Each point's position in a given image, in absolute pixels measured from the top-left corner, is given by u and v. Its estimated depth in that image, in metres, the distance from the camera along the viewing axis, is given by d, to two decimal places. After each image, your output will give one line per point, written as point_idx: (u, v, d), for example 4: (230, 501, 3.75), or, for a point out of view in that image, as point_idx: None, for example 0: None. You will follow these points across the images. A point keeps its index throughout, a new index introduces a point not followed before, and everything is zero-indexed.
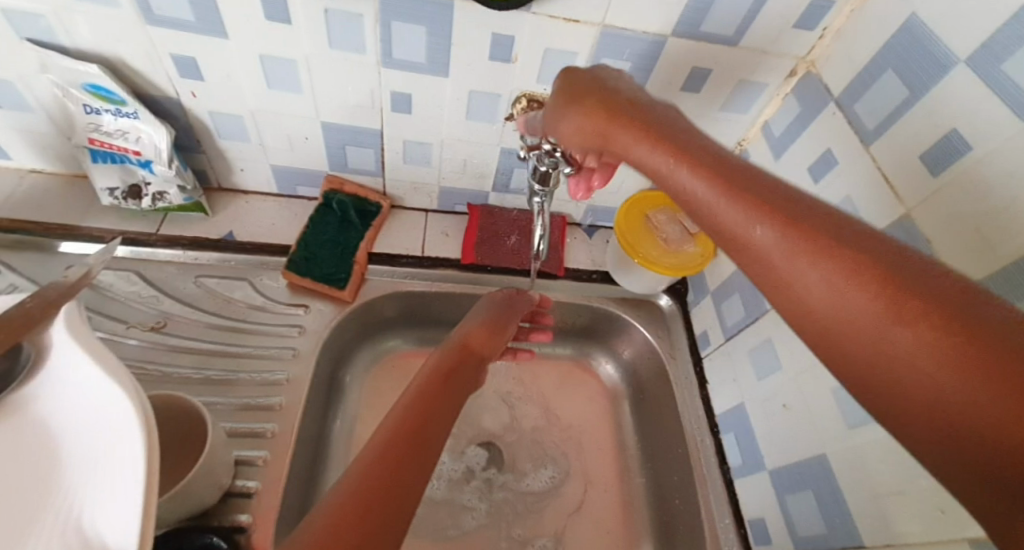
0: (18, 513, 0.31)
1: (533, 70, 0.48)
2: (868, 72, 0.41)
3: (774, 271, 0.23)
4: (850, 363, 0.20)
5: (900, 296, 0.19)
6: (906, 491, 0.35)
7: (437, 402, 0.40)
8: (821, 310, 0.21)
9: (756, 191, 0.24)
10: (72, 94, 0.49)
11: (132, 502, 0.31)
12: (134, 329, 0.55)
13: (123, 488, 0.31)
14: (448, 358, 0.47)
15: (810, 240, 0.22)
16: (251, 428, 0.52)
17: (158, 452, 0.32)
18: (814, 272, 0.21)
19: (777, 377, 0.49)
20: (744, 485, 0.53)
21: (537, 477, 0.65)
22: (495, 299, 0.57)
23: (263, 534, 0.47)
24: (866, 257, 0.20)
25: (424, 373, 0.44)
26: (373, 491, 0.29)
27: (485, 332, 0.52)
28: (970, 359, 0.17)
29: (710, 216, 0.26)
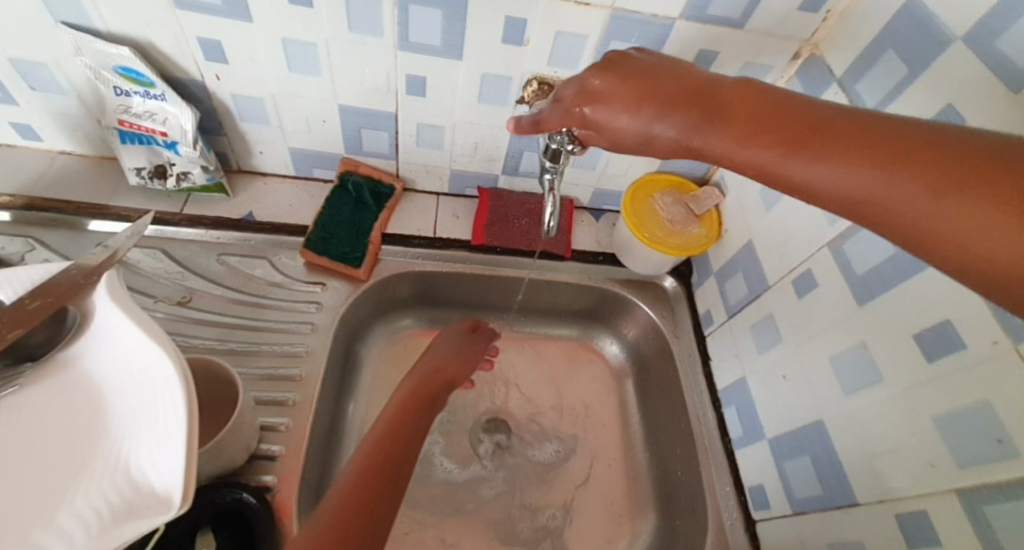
0: (77, 456, 0.35)
1: (545, 52, 0.50)
2: (869, 53, 0.42)
3: (843, 195, 0.24)
4: (946, 254, 0.21)
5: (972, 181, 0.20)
6: (899, 449, 0.37)
7: (407, 424, 0.44)
8: (870, 209, 0.23)
9: (797, 128, 0.25)
10: (104, 76, 0.51)
11: (175, 449, 0.33)
12: (161, 303, 0.58)
13: (167, 437, 0.34)
14: (423, 383, 0.50)
15: (872, 157, 0.23)
16: (274, 397, 0.55)
17: (197, 405, 0.34)
18: (884, 183, 0.22)
19: (777, 350, 0.51)
20: (745, 454, 0.55)
21: (543, 449, 0.67)
22: (458, 329, 0.59)
23: (287, 493, 0.50)
24: (890, 148, 0.23)
25: (402, 395, 0.48)
26: (348, 518, 0.34)
27: (453, 357, 0.55)
28: None
29: (759, 164, 0.27)
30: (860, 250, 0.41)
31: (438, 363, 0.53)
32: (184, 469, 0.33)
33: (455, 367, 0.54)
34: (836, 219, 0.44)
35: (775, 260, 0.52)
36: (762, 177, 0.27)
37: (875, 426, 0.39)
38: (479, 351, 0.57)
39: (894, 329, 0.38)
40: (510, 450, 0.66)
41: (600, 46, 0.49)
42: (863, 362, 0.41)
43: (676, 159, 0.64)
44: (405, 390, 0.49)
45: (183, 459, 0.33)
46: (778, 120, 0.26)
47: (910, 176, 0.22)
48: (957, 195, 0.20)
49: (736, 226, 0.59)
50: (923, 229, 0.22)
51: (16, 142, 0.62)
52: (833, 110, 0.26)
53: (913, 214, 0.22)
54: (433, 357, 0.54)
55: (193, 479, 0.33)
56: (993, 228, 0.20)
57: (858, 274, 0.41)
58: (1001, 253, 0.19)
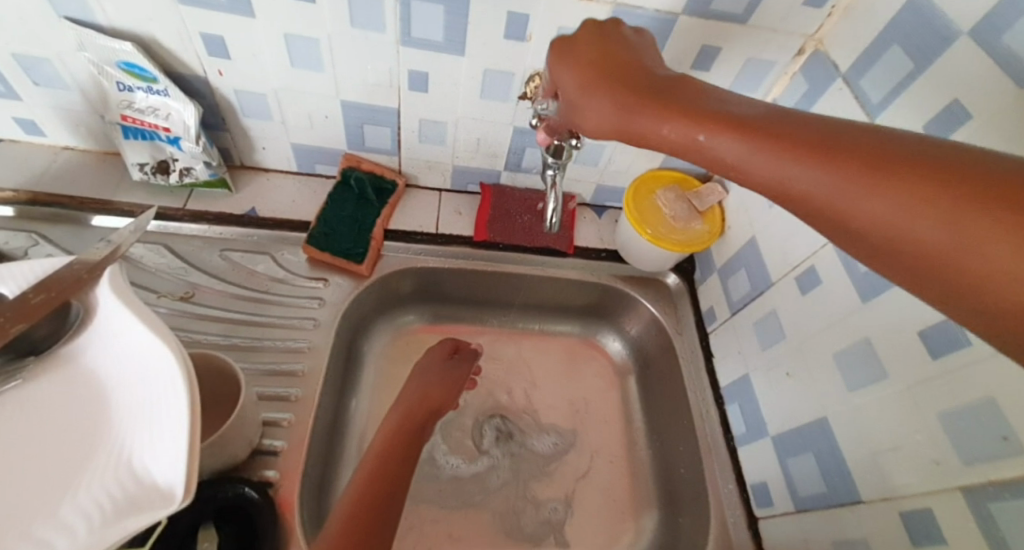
0: (81, 448, 0.35)
1: (547, 47, 0.50)
2: (873, 47, 0.42)
3: (775, 182, 0.25)
4: (865, 240, 0.22)
5: (890, 169, 0.21)
6: (902, 446, 0.37)
7: (395, 451, 0.46)
8: (799, 198, 0.24)
9: (735, 120, 0.27)
10: (108, 72, 0.51)
11: (176, 445, 0.33)
12: (164, 298, 0.58)
13: (169, 433, 0.34)
14: (413, 405, 0.53)
15: (800, 146, 0.24)
16: (277, 392, 0.55)
17: (198, 403, 0.34)
18: (810, 172, 0.23)
19: (780, 347, 0.51)
20: (747, 451, 0.55)
21: (542, 441, 0.67)
22: (438, 355, 0.60)
23: (291, 488, 0.50)
24: (817, 140, 0.24)
25: (396, 415, 0.51)
26: (358, 519, 0.38)
27: (437, 382, 0.56)
28: (963, 199, 0.18)
29: (700, 153, 0.28)
30: None
31: (426, 391, 0.55)
32: (187, 464, 0.33)
33: (440, 393, 0.55)
34: None
35: (778, 257, 0.52)
36: (704, 163, 0.28)
37: (879, 423, 0.39)
38: (460, 377, 0.59)
39: (899, 325, 0.38)
40: (512, 450, 0.66)
41: None
42: (866, 359, 0.41)
43: None
44: (394, 419, 0.50)
45: (185, 454, 0.33)
46: (718, 112, 0.27)
47: (833, 164, 0.22)
48: (878, 180, 0.21)
49: (739, 222, 0.59)
50: (845, 216, 0.22)
51: (20, 137, 0.62)
52: (789, 110, 0.26)
53: (835, 200, 0.22)
54: (419, 384, 0.55)
55: (195, 474, 0.33)
56: (909, 212, 0.20)
57: (861, 270, 0.41)
58: (917, 234, 0.20)
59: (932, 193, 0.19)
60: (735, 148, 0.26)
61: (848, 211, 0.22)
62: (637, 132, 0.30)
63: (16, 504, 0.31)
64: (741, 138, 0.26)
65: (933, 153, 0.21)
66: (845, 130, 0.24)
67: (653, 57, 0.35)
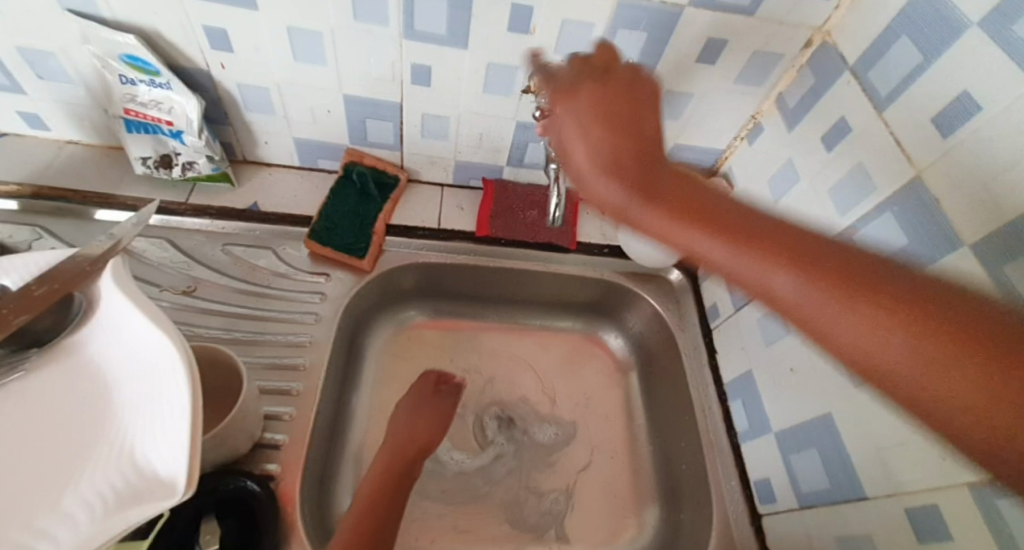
0: (84, 437, 0.35)
1: (551, 41, 0.49)
2: (881, 40, 0.41)
3: (771, 294, 0.29)
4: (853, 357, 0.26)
5: (873, 299, 0.25)
6: (908, 442, 0.37)
7: (377, 508, 0.46)
8: (802, 316, 0.28)
9: (731, 233, 0.32)
10: (111, 65, 0.51)
11: (178, 437, 0.33)
12: (167, 292, 0.58)
13: (171, 426, 0.34)
14: (396, 459, 0.51)
15: (794, 266, 0.29)
16: (279, 386, 0.55)
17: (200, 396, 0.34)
18: (792, 287, 0.28)
19: (784, 342, 0.51)
20: (751, 448, 0.55)
21: (543, 431, 0.67)
22: (420, 391, 0.58)
23: (291, 480, 0.50)
24: (805, 260, 0.29)
25: (378, 468, 0.50)
26: None
27: (421, 422, 0.55)
28: (949, 341, 0.23)
29: (703, 256, 0.33)
30: (870, 240, 0.41)
31: (411, 434, 0.53)
32: (188, 455, 0.33)
33: (425, 432, 0.54)
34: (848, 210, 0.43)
35: None
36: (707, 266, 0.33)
37: (884, 418, 0.39)
38: (446, 412, 0.57)
39: None
40: (514, 439, 0.66)
41: (607, 35, 0.48)
42: None
43: (683, 150, 0.63)
44: (378, 467, 0.50)
45: (186, 446, 0.33)
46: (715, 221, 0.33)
47: (822, 286, 0.27)
48: (858, 308, 0.26)
49: None
50: (838, 337, 0.27)
51: (24, 131, 0.62)
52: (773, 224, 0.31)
53: (823, 318, 0.27)
54: (404, 427, 0.54)
55: (196, 465, 0.33)
56: (893, 340, 0.24)
57: None
58: (885, 357, 0.25)
59: (913, 327, 0.24)
60: (722, 252, 0.32)
61: (839, 335, 0.27)
62: (635, 212, 0.35)
63: (16, 491, 0.31)
64: (728, 246, 0.31)
65: (904, 286, 0.25)
66: (826, 251, 0.29)
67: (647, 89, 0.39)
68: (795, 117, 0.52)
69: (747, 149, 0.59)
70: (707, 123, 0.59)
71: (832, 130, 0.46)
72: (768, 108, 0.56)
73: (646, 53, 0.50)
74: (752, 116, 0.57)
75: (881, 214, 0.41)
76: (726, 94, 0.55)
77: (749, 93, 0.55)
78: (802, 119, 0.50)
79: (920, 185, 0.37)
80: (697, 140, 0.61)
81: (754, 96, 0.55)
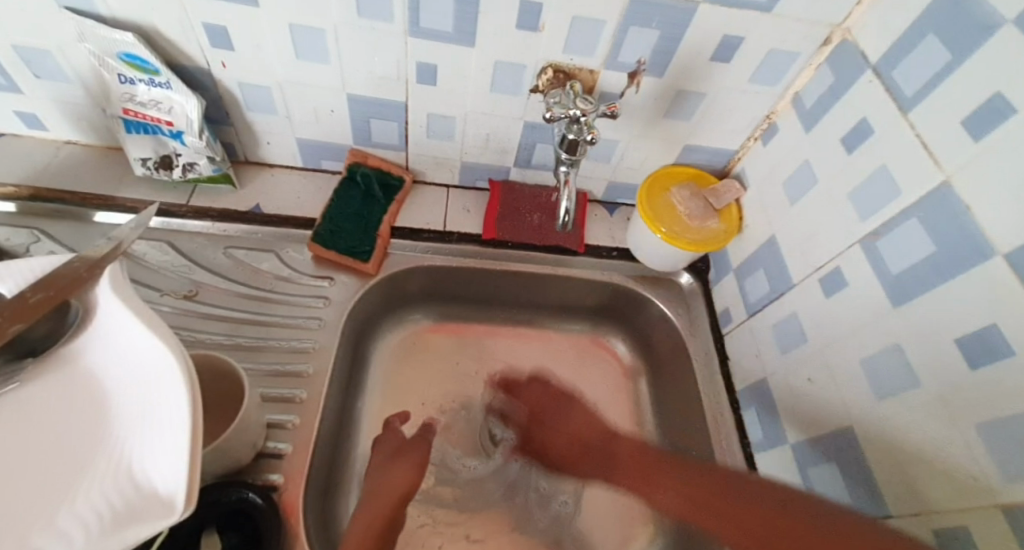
0: (81, 452, 0.34)
1: (561, 39, 0.48)
2: (908, 37, 0.39)
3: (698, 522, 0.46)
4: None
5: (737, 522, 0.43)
6: (934, 458, 0.36)
7: None
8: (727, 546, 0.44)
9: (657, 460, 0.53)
10: (109, 64, 0.50)
11: (178, 449, 0.32)
12: (167, 296, 0.57)
13: (170, 438, 0.32)
14: (381, 506, 0.47)
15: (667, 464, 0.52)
16: (282, 393, 0.54)
17: (200, 406, 0.33)
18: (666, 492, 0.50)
19: (801, 351, 0.49)
20: (765, 458, 0.54)
21: None
22: (390, 439, 0.54)
23: (295, 491, 0.49)
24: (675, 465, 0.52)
25: (365, 514, 0.46)
26: None
27: (398, 466, 0.51)
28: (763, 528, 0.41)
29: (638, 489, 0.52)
30: (896, 247, 0.39)
31: (390, 482, 0.50)
32: (188, 470, 0.31)
33: (403, 477, 0.50)
34: (869, 217, 0.42)
35: (799, 259, 0.50)
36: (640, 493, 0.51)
37: (907, 433, 0.38)
38: (421, 454, 0.54)
39: (933, 330, 0.36)
40: None
41: (618, 33, 0.47)
42: (897, 366, 0.39)
43: (694, 151, 0.62)
44: (367, 516, 0.46)
45: (185, 460, 0.31)
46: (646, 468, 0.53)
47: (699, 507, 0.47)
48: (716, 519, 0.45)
49: (759, 222, 0.57)
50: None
51: (22, 132, 0.61)
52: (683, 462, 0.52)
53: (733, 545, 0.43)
54: (381, 477, 0.51)
55: (196, 481, 0.32)
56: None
57: (893, 272, 0.39)
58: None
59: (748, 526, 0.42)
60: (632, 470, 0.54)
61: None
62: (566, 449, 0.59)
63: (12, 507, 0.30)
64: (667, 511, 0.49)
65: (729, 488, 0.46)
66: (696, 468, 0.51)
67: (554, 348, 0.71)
68: (812, 118, 0.50)
69: (761, 149, 0.58)
70: (719, 124, 0.57)
71: (852, 131, 0.45)
72: (784, 107, 0.54)
73: (658, 52, 0.49)
74: (766, 116, 0.56)
75: (906, 220, 0.39)
76: (740, 93, 0.53)
77: (764, 92, 0.53)
78: (820, 120, 0.49)
79: (948, 191, 0.35)
80: (709, 141, 0.60)
81: (769, 96, 0.53)
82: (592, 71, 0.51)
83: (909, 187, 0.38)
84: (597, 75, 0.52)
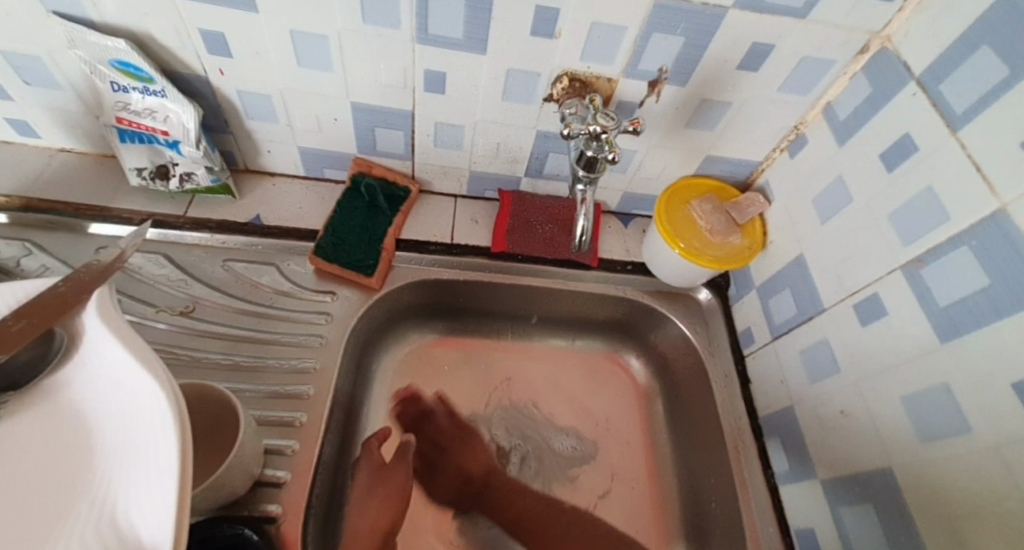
0: (60, 500, 0.30)
1: (578, 46, 0.45)
2: (956, 48, 0.36)
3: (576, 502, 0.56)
4: None
5: None
6: (984, 512, 0.33)
7: None
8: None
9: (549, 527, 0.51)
10: (100, 71, 0.47)
11: (165, 486, 0.28)
12: (163, 313, 0.54)
13: (156, 473, 0.28)
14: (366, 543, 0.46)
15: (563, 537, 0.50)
16: (281, 417, 0.52)
17: (189, 435, 0.29)
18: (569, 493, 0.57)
19: (834, 380, 0.47)
20: (792, 489, 0.51)
21: (560, 442, 0.65)
22: (369, 467, 0.52)
23: (294, 523, 0.46)
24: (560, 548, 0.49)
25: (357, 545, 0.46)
26: None
27: (375, 502, 0.49)
28: None
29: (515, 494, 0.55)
30: (942, 277, 0.37)
31: (369, 518, 0.48)
32: (176, 508, 0.27)
33: (383, 514, 0.48)
34: (913, 241, 0.39)
35: (833, 281, 0.47)
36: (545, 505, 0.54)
37: (956, 479, 0.35)
38: (399, 483, 0.51)
39: (988, 370, 0.33)
40: (529, 449, 0.64)
41: (640, 40, 0.44)
42: (946, 406, 0.36)
43: (715, 162, 0.58)
44: None
45: (172, 498, 0.27)
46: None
47: None
48: None
49: (785, 239, 0.54)
50: None
51: (14, 139, 0.59)
52: None
53: None
54: (360, 516, 0.48)
55: (186, 520, 0.28)
56: None
57: (940, 305, 0.37)
58: None
59: None
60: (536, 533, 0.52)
61: None
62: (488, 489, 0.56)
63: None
64: None
65: None
66: None
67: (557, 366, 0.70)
68: (846, 131, 0.47)
69: (789, 161, 0.55)
70: (742, 134, 0.54)
71: (893, 147, 0.42)
72: (814, 117, 0.51)
73: (681, 59, 0.46)
74: (794, 126, 0.53)
75: (956, 248, 0.36)
76: (767, 103, 0.50)
77: (793, 102, 0.50)
78: (855, 133, 0.46)
79: (1004, 219, 0.32)
80: (730, 151, 0.56)
81: (798, 106, 0.50)
82: (610, 80, 0.48)
83: (960, 211, 0.35)
84: (615, 84, 0.49)
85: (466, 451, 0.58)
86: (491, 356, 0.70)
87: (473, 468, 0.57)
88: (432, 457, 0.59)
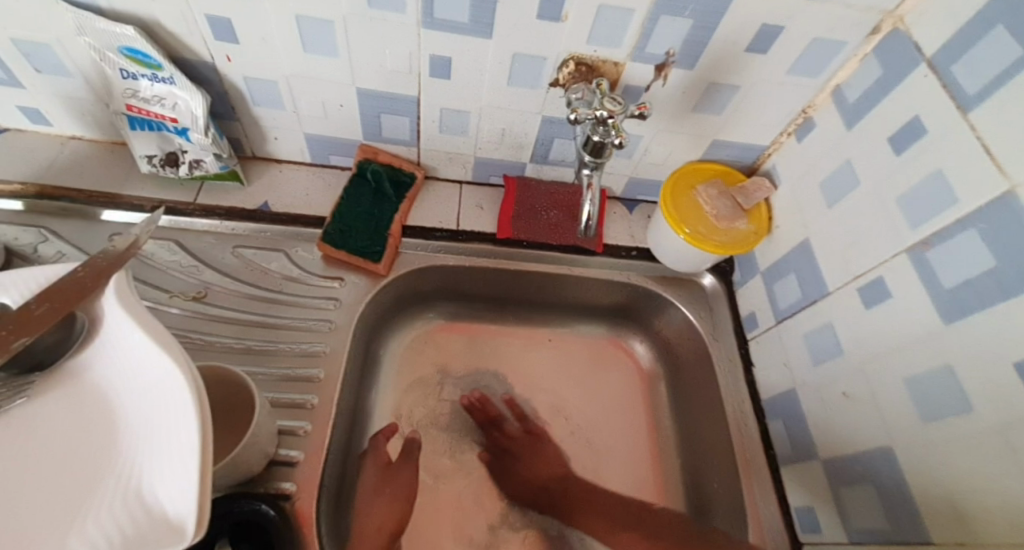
0: (90, 476, 0.31)
1: (585, 29, 0.44)
2: (971, 27, 0.35)
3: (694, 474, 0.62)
4: None
5: None
6: (984, 490, 0.34)
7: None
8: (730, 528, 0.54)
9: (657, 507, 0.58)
10: (109, 58, 0.47)
11: (186, 464, 0.28)
12: (176, 298, 0.55)
13: (178, 451, 0.29)
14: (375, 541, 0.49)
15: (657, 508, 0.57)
16: (293, 399, 0.53)
17: (209, 414, 0.29)
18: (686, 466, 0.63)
19: (837, 362, 0.47)
20: (793, 470, 0.52)
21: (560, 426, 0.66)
22: (375, 465, 0.55)
23: (308, 501, 0.48)
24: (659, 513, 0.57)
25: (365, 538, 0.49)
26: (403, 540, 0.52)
27: (382, 502, 0.52)
28: None
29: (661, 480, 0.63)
30: (948, 260, 0.37)
31: (377, 518, 0.51)
32: (197, 484, 0.28)
33: (389, 514, 0.51)
34: (920, 224, 0.39)
35: (838, 265, 0.48)
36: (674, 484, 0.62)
37: (958, 459, 0.35)
38: (404, 484, 0.53)
39: (993, 352, 0.33)
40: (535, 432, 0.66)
41: (648, 22, 0.43)
42: (947, 388, 0.37)
43: (721, 147, 0.58)
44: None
45: (195, 475, 0.28)
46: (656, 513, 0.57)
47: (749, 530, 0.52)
48: None
49: (791, 224, 0.54)
50: None
51: (25, 126, 0.60)
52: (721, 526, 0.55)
53: None
54: (367, 516, 0.51)
55: (208, 494, 0.28)
56: None
57: (945, 288, 0.37)
58: None
59: None
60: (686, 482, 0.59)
61: None
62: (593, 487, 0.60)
63: (25, 526, 0.28)
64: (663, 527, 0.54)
65: None
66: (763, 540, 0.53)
67: (560, 357, 0.71)
68: (856, 114, 0.46)
69: (796, 145, 0.54)
70: (751, 118, 0.54)
71: (902, 129, 0.41)
72: (823, 100, 0.50)
73: (689, 42, 0.45)
74: (803, 109, 0.52)
75: (964, 231, 0.36)
76: (775, 86, 0.50)
77: (802, 85, 0.49)
78: (863, 116, 0.45)
79: (1014, 201, 0.32)
80: (737, 136, 0.56)
81: (807, 89, 0.50)
82: (617, 64, 0.48)
83: (969, 193, 0.35)
84: (622, 68, 0.48)
85: (617, 424, 0.67)
86: (496, 343, 0.71)
87: (543, 478, 0.60)
88: (602, 422, 0.67)
